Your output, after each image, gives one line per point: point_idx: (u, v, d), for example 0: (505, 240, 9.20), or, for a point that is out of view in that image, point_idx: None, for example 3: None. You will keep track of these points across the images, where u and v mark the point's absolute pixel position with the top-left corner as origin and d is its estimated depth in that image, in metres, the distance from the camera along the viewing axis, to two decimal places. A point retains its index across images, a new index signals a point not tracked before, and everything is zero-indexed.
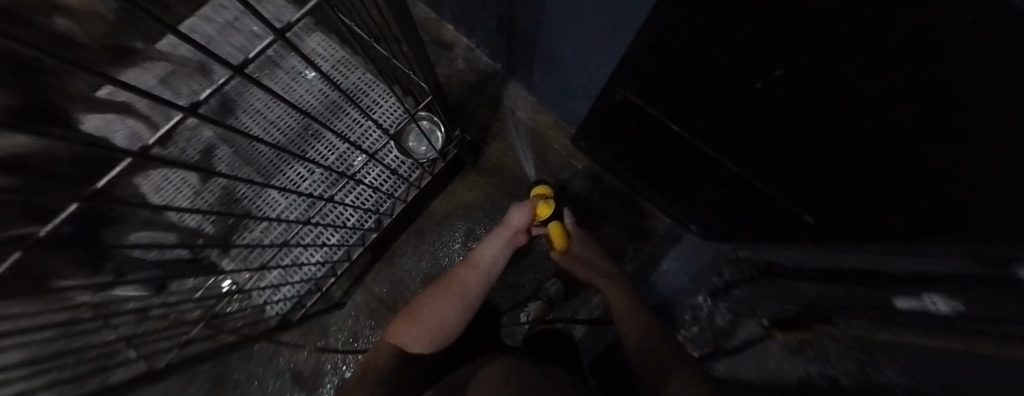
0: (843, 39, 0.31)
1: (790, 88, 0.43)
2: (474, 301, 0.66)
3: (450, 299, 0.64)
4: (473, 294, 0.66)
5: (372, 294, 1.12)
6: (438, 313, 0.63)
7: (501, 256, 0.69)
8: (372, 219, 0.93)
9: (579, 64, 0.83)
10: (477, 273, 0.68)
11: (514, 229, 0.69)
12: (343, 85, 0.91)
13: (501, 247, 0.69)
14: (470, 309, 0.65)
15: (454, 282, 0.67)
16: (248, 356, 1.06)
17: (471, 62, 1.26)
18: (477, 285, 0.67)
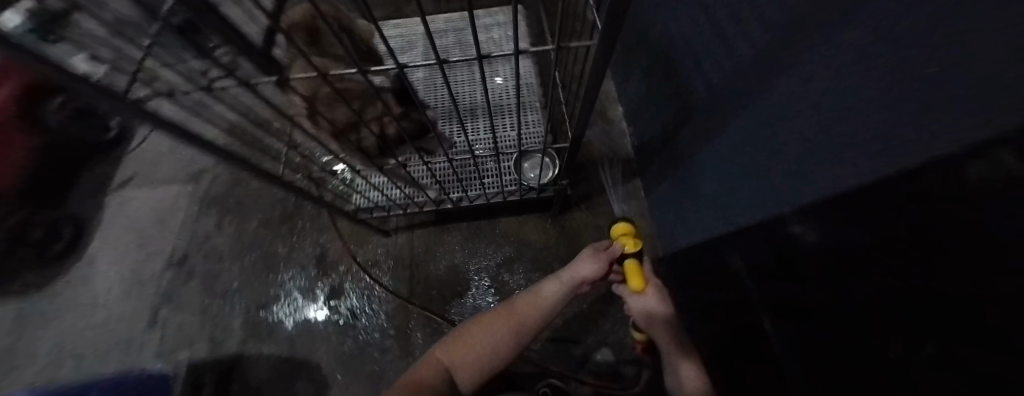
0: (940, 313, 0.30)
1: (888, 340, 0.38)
2: (530, 335, 0.68)
3: (507, 329, 0.67)
4: (529, 327, 0.68)
5: (414, 240, 1.26)
6: (492, 340, 0.66)
7: (559, 301, 0.72)
8: (457, 195, 1.06)
9: (719, 200, 0.83)
10: (537, 309, 0.70)
11: (584, 274, 0.72)
12: (512, 100, 1.08)
13: (563, 291, 0.72)
14: (522, 342, 0.67)
15: (511, 312, 0.69)
16: (316, 213, 1.31)
17: (615, 143, 1.38)
18: (534, 321, 0.69)
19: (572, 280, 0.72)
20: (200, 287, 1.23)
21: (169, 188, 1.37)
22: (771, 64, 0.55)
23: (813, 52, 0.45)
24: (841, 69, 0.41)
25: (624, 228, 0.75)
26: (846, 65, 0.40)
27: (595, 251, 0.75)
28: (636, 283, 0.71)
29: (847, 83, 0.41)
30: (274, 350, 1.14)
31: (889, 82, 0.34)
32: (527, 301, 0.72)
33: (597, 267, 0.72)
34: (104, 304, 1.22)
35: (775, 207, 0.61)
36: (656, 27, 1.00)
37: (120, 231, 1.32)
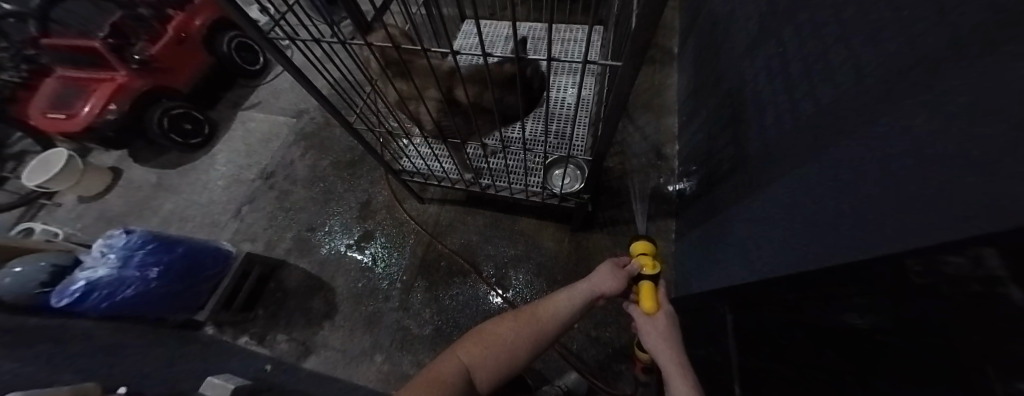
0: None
1: None
2: (549, 340, 0.55)
3: (525, 327, 0.54)
4: (549, 331, 0.55)
5: (442, 213, 1.38)
6: (509, 338, 0.53)
7: (581, 307, 0.57)
8: (487, 181, 1.13)
9: (739, 254, 0.78)
10: (559, 314, 0.56)
11: (602, 285, 0.58)
12: (562, 111, 1.12)
13: (587, 298, 0.58)
14: (541, 347, 0.54)
15: (531, 314, 0.56)
16: (373, 167, 1.52)
17: (659, 179, 1.33)
18: (556, 325, 0.56)
19: (593, 289, 0.58)
20: (273, 198, 1.51)
21: (279, 116, 1.71)
22: (839, 126, 0.50)
23: (883, 120, 0.40)
24: (902, 144, 0.37)
25: (644, 244, 0.62)
26: (910, 139, 0.36)
27: (614, 265, 0.62)
28: (648, 304, 0.56)
29: (903, 159, 0.36)
30: (307, 266, 1.35)
31: (952, 163, 0.30)
32: (545, 305, 0.58)
33: (620, 282, 0.58)
34: (210, 189, 1.57)
35: (784, 271, 0.56)
36: (733, 71, 0.95)
37: (238, 139, 1.69)
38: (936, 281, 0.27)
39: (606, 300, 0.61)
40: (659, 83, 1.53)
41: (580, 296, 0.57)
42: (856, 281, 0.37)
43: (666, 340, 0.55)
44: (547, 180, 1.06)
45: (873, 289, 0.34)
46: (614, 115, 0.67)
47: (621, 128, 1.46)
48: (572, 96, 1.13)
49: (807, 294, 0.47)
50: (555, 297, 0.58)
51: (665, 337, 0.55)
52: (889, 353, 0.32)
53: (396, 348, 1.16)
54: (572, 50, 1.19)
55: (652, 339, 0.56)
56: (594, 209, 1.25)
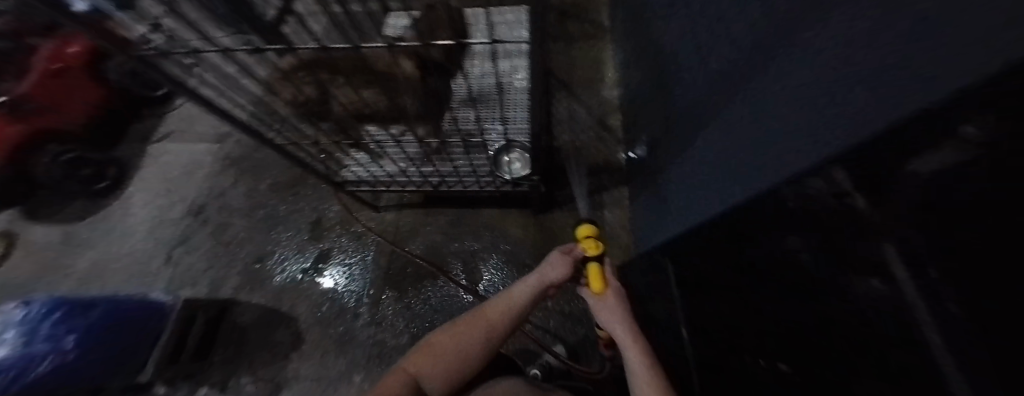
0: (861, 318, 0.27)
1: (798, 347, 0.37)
2: (502, 337, 0.56)
3: (477, 330, 0.55)
4: (501, 329, 0.56)
5: (400, 219, 1.33)
6: (460, 343, 0.54)
7: (531, 300, 0.58)
8: (438, 179, 1.10)
9: (681, 205, 0.82)
10: (508, 310, 0.57)
11: (548, 276, 0.59)
12: (503, 95, 1.10)
13: (536, 290, 0.59)
14: (495, 346, 0.55)
15: (480, 315, 0.56)
16: (318, 183, 1.42)
17: (608, 151, 1.38)
18: (507, 322, 0.56)
19: (541, 280, 0.59)
20: (210, 234, 1.37)
21: (200, 145, 1.54)
22: (747, 70, 0.52)
23: (788, 55, 0.42)
24: (806, 76, 0.38)
25: (588, 228, 0.63)
26: (813, 69, 0.37)
27: (562, 252, 0.62)
28: (596, 286, 0.58)
29: (808, 90, 0.38)
30: (261, 300, 1.25)
31: (848, 86, 0.31)
32: (496, 302, 0.58)
33: (566, 269, 0.60)
34: (131, 237, 1.39)
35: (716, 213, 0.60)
36: (656, 34, 0.98)
37: (153, 176, 1.49)
38: (843, 201, 0.28)
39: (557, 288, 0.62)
40: (595, 57, 1.56)
41: (529, 289, 0.58)
42: (770, 213, 0.39)
43: (617, 317, 0.57)
44: (498, 167, 1.05)
45: (787, 217, 0.36)
46: None
47: (566, 106, 1.48)
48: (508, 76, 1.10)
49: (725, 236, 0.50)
50: (505, 295, 0.58)
51: (616, 314, 0.57)
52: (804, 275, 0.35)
53: (374, 364, 1.12)
54: (500, 30, 1.15)
55: (605, 317, 0.59)
56: (550, 189, 1.27)
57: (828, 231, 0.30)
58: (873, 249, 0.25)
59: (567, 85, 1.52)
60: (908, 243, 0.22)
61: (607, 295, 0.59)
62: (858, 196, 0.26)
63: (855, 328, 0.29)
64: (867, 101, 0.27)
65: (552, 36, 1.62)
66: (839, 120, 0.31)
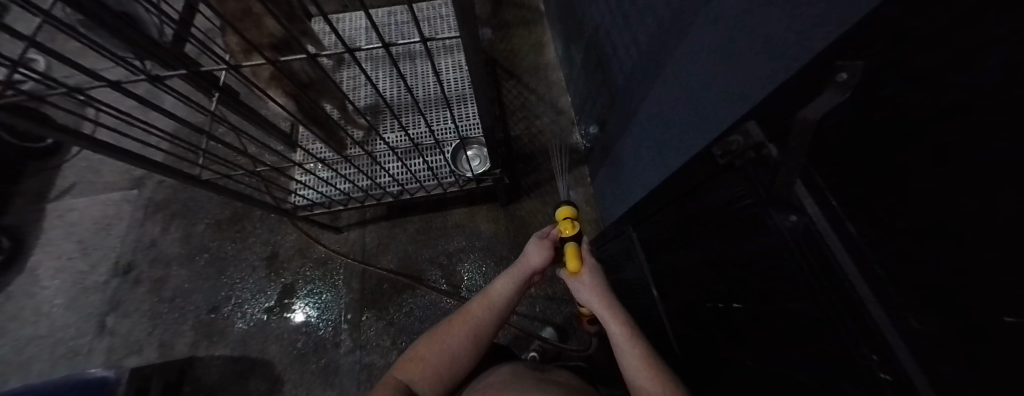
0: (785, 243, 0.32)
1: (734, 283, 0.42)
2: (489, 334, 0.57)
3: (462, 332, 0.55)
4: (486, 327, 0.57)
5: (365, 236, 1.27)
6: (447, 348, 0.54)
7: (514, 293, 0.59)
8: (397, 189, 1.06)
9: (635, 175, 0.87)
10: (491, 303, 0.58)
11: (527, 264, 0.61)
12: (453, 92, 1.08)
13: (517, 282, 0.60)
14: (483, 345, 0.56)
15: (465, 314, 0.57)
16: (265, 215, 1.30)
17: (564, 132, 1.41)
18: (492, 317, 0.57)
19: (520, 270, 0.61)
20: (148, 292, 1.22)
21: (112, 194, 1.34)
22: (674, 38, 0.55)
23: (707, 19, 0.44)
24: (732, 35, 0.40)
25: (566, 211, 0.63)
26: (738, 27, 0.39)
27: (540, 238, 0.64)
28: (573, 266, 0.60)
29: (735, 49, 0.40)
30: (226, 351, 1.14)
31: (782, 34, 0.32)
32: (479, 300, 0.59)
33: (546, 253, 0.61)
34: (46, 315, 1.19)
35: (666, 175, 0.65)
36: (589, 13, 1.01)
37: (59, 240, 1.28)
38: (768, 146, 0.32)
39: (542, 274, 0.64)
40: (536, 41, 1.57)
41: (511, 283, 0.59)
42: (700, 171, 0.44)
43: (593, 291, 0.60)
44: (461, 167, 1.05)
45: (718, 175, 0.40)
46: (485, 81, 0.64)
47: (515, 94, 1.48)
48: (452, 75, 1.09)
49: (672, 199, 0.52)
50: (488, 291, 0.59)
51: (592, 293, 0.60)
52: (736, 216, 0.39)
53: (364, 389, 1.08)
54: (435, 27, 1.12)
55: (585, 295, 0.62)
56: (513, 180, 1.28)
57: (768, 180, 0.32)
58: (817, 188, 0.27)
59: (512, 73, 1.52)
60: (867, 173, 0.23)
61: (582, 272, 0.61)
62: (794, 141, 0.28)
63: (793, 266, 0.32)
64: (808, 43, 0.29)
65: (490, 25, 1.60)
66: (784, 67, 0.32)
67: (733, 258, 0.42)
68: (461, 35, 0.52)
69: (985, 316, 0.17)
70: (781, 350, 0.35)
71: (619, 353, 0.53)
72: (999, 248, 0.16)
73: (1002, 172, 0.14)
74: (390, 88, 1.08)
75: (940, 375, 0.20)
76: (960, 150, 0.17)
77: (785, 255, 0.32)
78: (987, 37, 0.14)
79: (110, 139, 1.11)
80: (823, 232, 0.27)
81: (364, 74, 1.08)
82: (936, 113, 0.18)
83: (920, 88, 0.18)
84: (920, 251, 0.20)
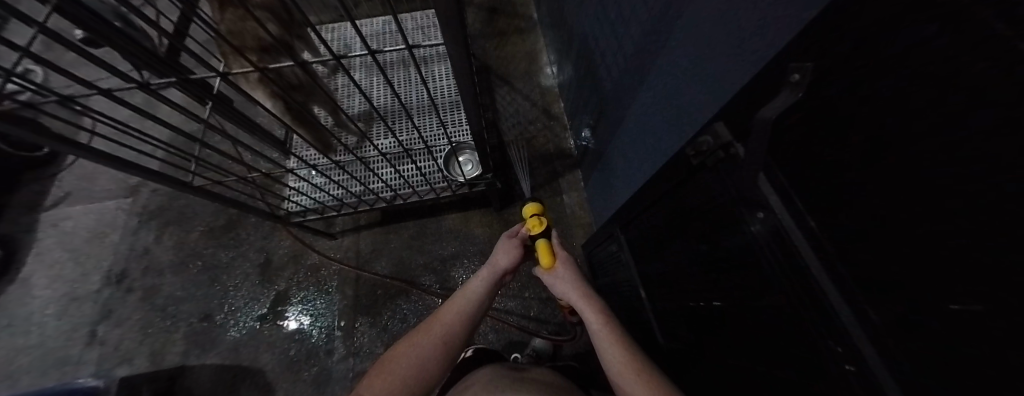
0: (753, 238, 0.33)
1: (713, 280, 0.43)
2: (462, 337, 0.57)
3: (434, 337, 0.56)
4: (460, 330, 0.57)
5: (359, 242, 1.27)
6: (419, 355, 0.54)
7: (488, 292, 0.62)
8: (389, 194, 1.07)
9: (624, 179, 0.87)
10: (463, 305, 0.59)
11: (497, 263, 0.65)
12: (444, 99, 1.09)
13: (489, 281, 0.63)
14: (455, 350, 0.56)
15: (435, 320, 0.57)
16: (259, 222, 1.31)
17: (556, 138, 1.42)
18: (463, 320, 0.58)
19: (492, 268, 0.64)
20: (140, 300, 1.21)
21: (106, 203, 1.34)
22: (655, 43, 0.56)
23: (684, 24, 0.45)
24: (704, 39, 0.41)
25: (532, 207, 0.68)
26: (709, 30, 0.40)
27: (509, 237, 0.69)
28: (545, 261, 0.65)
29: (705, 54, 0.42)
30: (218, 359, 1.13)
31: (748, 35, 0.33)
32: (450, 304, 0.60)
33: (513, 252, 0.66)
34: (37, 324, 1.18)
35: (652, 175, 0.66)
36: (579, 21, 1.03)
37: (53, 249, 1.27)
38: (734, 145, 0.33)
39: (513, 273, 0.68)
40: (529, 49, 1.59)
41: (483, 283, 0.62)
42: (675, 171, 0.45)
43: (567, 284, 0.65)
44: (454, 173, 1.06)
45: (692, 175, 0.41)
46: (472, 85, 0.65)
47: (509, 100, 1.50)
48: (444, 82, 1.10)
49: (655, 199, 0.53)
50: (459, 294, 0.61)
51: (567, 283, 0.65)
52: (711, 215, 0.40)
53: None
54: (426, 37, 1.14)
55: (560, 288, 0.67)
56: (506, 184, 1.29)
57: (739, 177, 0.33)
58: (780, 184, 0.28)
59: (505, 79, 1.54)
60: (828, 167, 0.23)
61: (554, 267, 0.66)
62: (757, 139, 0.29)
63: (763, 261, 0.32)
64: (769, 45, 0.30)
65: (483, 34, 1.63)
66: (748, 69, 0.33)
67: (710, 255, 0.43)
68: (446, 41, 0.53)
69: (947, 305, 0.17)
70: (756, 345, 0.36)
71: (598, 342, 0.57)
72: (964, 235, 0.16)
73: (971, 158, 0.14)
74: (382, 96, 1.09)
75: (902, 364, 0.20)
76: (917, 140, 0.17)
77: (754, 251, 0.33)
78: (941, 27, 0.15)
79: (106, 148, 1.12)
80: (789, 229, 0.28)
81: (356, 82, 1.10)
82: (891, 105, 0.18)
83: (875, 82, 0.19)
84: (876, 241, 0.21)
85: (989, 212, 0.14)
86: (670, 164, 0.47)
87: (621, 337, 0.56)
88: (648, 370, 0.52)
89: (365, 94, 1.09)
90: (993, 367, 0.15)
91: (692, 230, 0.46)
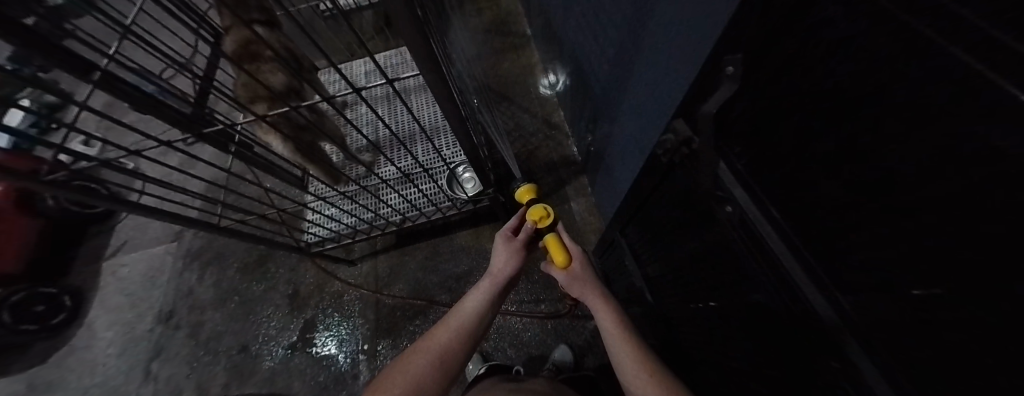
0: (730, 236, 0.32)
1: (707, 278, 0.42)
2: (464, 348, 0.58)
3: (434, 348, 0.57)
4: (461, 341, 0.58)
5: (376, 265, 1.32)
6: (421, 368, 0.55)
7: (490, 299, 0.63)
8: (398, 218, 1.12)
9: (625, 181, 0.86)
10: (463, 314, 0.61)
11: (501, 267, 0.66)
12: (438, 124, 1.14)
13: (492, 288, 0.64)
14: (457, 361, 0.57)
15: (435, 333, 0.59)
16: (285, 255, 1.39)
17: (560, 147, 1.43)
18: (465, 331, 0.59)
19: (496, 274, 0.66)
20: (186, 336, 1.31)
21: (156, 249, 1.48)
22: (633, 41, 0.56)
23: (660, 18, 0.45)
24: (672, 32, 0.41)
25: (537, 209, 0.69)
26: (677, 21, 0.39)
27: (512, 242, 0.69)
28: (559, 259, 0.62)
29: (675, 46, 0.41)
30: (255, 389, 1.20)
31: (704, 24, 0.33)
32: (452, 315, 0.61)
33: (513, 257, 0.67)
34: (102, 364, 1.30)
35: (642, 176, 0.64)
36: (565, 34, 1.06)
37: (113, 295, 1.41)
38: (693, 145, 0.32)
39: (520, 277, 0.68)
40: (526, 64, 1.63)
41: (484, 291, 0.63)
42: (651, 171, 0.45)
43: (576, 283, 0.64)
44: (457, 191, 1.09)
45: (668, 175, 0.41)
46: (453, 109, 0.68)
47: (509, 115, 1.54)
48: (435, 107, 1.15)
49: (641, 201, 0.52)
50: (462, 304, 0.62)
51: (578, 279, 0.64)
52: (690, 212, 0.39)
53: None
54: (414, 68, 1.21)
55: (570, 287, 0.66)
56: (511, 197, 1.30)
57: (706, 170, 0.32)
58: (742, 177, 0.28)
59: (505, 96, 1.58)
60: (790, 152, 0.22)
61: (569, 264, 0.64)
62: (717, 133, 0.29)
63: (742, 257, 0.31)
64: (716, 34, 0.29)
65: (478, 55, 1.69)
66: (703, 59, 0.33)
67: (699, 254, 0.41)
68: (423, 72, 0.56)
69: (910, 291, 0.16)
70: (756, 343, 0.34)
71: (609, 342, 0.56)
72: (926, 214, 0.14)
73: (917, 124, 0.13)
74: (379, 128, 1.16)
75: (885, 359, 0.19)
76: (860, 111, 0.16)
77: (735, 248, 0.32)
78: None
79: (151, 201, 1.26)
80: (756, 221, 0.27)
81: (359, 117, 1.18)
82: (833, 79, 0.17)
83: (815, 55, 0.18)
84: (837, 227, 0.20)
85: (951, 188, 0.13)
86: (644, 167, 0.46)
87: (626, 336, 0.55)
88: (655, 370, 0.50)
89: (366, 127, 1.17)
90: (981, 354, 0.13)
91: (678, 229, 0.45)
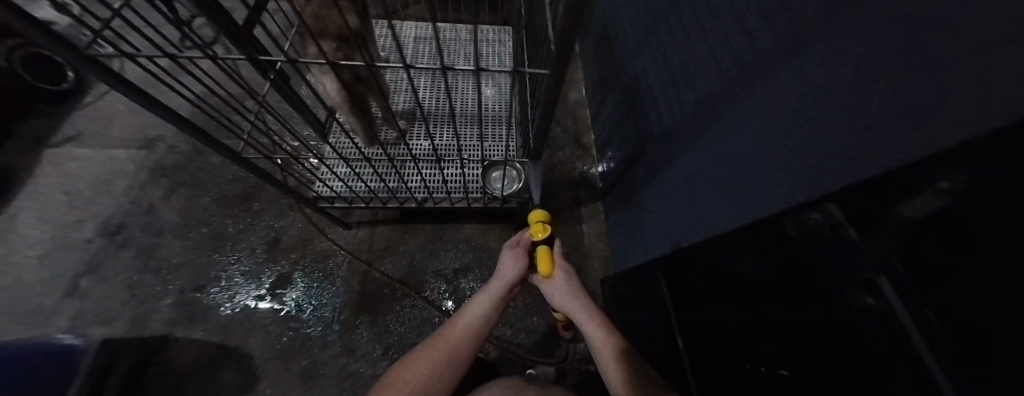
0: (850, 318, 0.32)
1: (782, 347, 0.41)
2: (471, 352, 0.59)
3: (441, 351, 0.57)
4: (468, 345, 0.59)
5: (374, 236, 1.25)
6: (429, 372, 0.54)
7: (496, 302, 0.65)
8: (421, 195, 1.05)
9: (660, 226, 0.88)
10: (470, 316, 0.62)
11: (506, 272, 0.70)
12: (493, 113, 1.12)
13: (499, 293, 0.66)
14: (464, 363, 0.57)
15: (444, 334, 0.59)
16: (274, 198, 1.28)
17: (584, 167, 1.45)
18: (471, 334, 0.60)
19: (502, 278, 0.69)
20: (132, 258, 1.15)
21: (117, 151, 1.29)
22: (728, 101, 0.57)
23: (775, 90, 0.47)
24: (801, 108, 0.42)
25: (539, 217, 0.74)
26: (805, 98, 0.41)
27: (513, 248, 0.75)
28: (546, 268, 0.71)
29: (796, 121, 0.43)
30: (203, 334, 1.07)
31: (843, 112, 0.36)
32: (459, 317, 0.62)
33: (517, 263, 0.71)
34: (14, 264, 1.10)
35: (702, 224, 0.65)
36: (624, 67, 1.09)
37: (51, 189, 1.22)
38: (843, 234, 0.32)
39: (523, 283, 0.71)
40: (571, 80, 1.64)
41: (492, 294, 0.65)
42: (758, 231, 0.46)
43: (569, 294, 0.70)
44: (492, 186, 1.02)
45: (781, 242, 0.41)
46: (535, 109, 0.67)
47: None
48: (497, 99, 1.15)
49: (729, 253, 0.53)
50: (469, 307, 0.64)
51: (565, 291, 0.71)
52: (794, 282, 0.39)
53: None
54: (484, 56, 1.23)
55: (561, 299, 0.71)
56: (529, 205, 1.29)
57: (812, 243, 0.36)
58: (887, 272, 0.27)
59: None
60: (922, 251, 0.24)
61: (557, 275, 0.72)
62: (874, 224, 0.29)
63: (855, 339, 0.31)
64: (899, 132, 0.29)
65: None
66: (861, 142, 0.33)
67: (782, 323, 0.42)
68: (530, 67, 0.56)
69: None
70: None
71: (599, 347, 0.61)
72: None
73: None
74: (432, 100, 1.13)
75: None
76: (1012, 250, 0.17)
77: (851, 333, 0.32)
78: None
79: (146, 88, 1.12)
80: (894, 315, 0.27)
81: (412, 84, 1.14)
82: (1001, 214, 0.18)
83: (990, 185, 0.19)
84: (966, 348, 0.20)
85: None
86: (756, 231, 0.47)
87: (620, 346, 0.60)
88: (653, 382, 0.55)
89: (417, 96, 1.13)
90: None
91: (764, 294, 0.45)
